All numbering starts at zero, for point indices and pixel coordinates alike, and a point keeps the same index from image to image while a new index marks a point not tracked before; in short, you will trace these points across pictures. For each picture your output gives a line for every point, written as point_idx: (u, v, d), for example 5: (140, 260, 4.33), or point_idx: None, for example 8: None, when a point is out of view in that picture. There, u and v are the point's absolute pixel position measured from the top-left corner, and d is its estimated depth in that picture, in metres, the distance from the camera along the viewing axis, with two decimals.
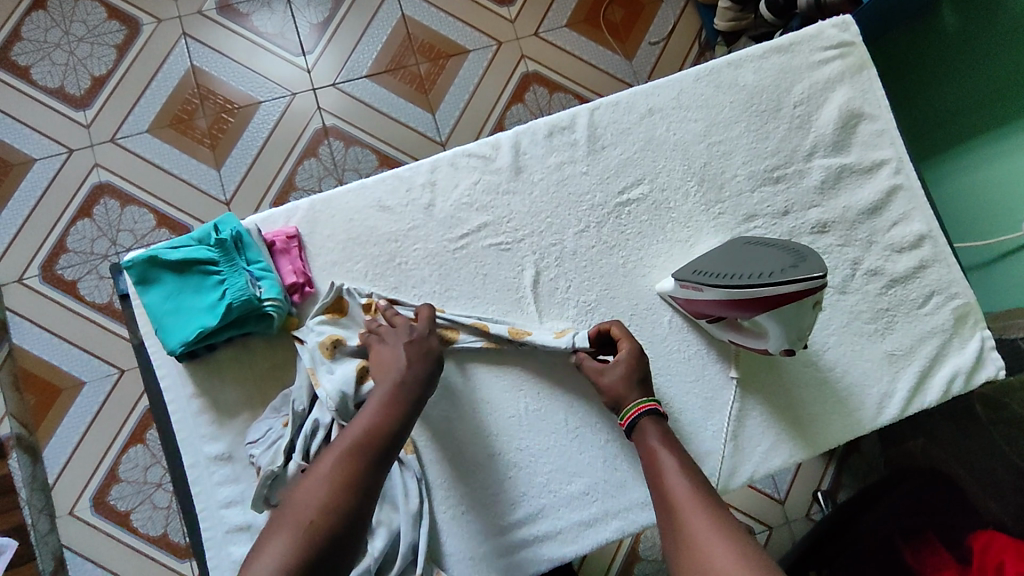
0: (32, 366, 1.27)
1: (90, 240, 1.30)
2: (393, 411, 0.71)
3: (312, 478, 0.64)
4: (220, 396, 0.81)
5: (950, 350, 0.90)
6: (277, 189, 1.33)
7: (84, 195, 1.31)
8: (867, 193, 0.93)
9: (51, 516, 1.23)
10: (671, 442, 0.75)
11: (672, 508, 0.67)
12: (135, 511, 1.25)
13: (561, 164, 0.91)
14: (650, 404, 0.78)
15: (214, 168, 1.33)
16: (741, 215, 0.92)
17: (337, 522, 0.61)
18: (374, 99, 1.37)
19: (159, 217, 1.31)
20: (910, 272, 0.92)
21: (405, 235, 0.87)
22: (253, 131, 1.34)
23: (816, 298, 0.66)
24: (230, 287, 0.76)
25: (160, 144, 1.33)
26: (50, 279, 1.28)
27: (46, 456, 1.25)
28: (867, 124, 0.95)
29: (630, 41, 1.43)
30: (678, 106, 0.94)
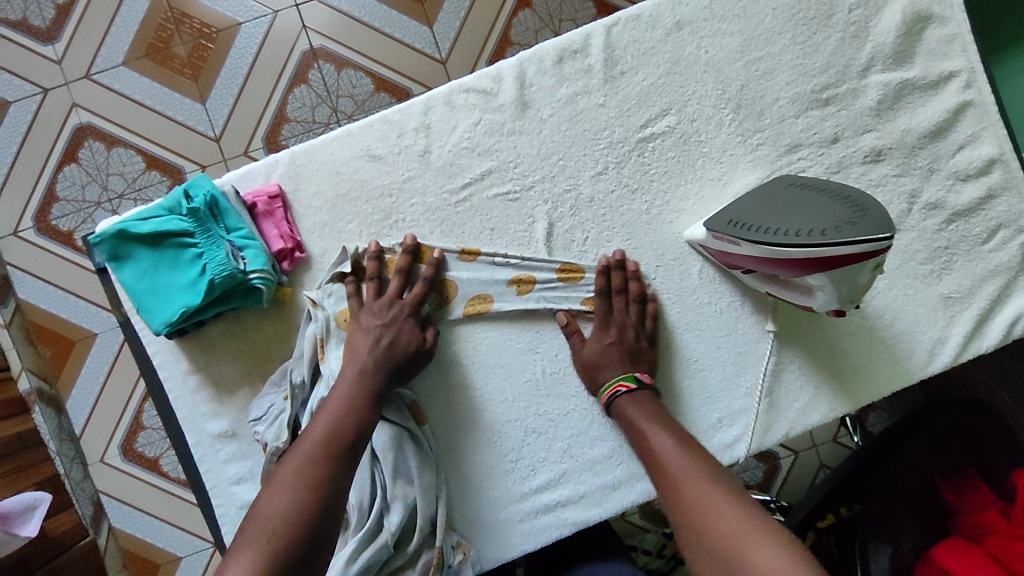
0: (43, 320, 1.22)
1: (80, 187, 1.21)
2: (355, 408, 0.67)
3: (270, 492, 0.59)
4: (217, 372, 0.76)
5: (1015, 289, 0.81)
6: (268, 121, 1.22)
7: (66, 139, 1.21)
8: (930, 113, 0.81)
9: (83, 464, 1.24)
10: (669, 427, 0.71)
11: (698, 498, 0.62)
12: (164, 456, 1.25)
13: (574, 96, 0.79)
14: (622, 383, 0.74)
15: (200, 102, 1.21)
16: (783, 145, 0.80)
17: (310, 522, 0.58)
18: (363, 13, 1.21)
19: (148, 159, 1.21)
20: (975, 204, 0.81)
21: (401, 187, 0.78)
22: (236, 58, 1.21)
23: (877, 259, 0.59)
24: (210, 261, 0.68)
25: (139, 78, 1.21)
26: (45, 230, 1.22)
27: (70, 406, 1.24)
28: (936, 29, 0.81)
29: None
30: (710, 17, 0.80)
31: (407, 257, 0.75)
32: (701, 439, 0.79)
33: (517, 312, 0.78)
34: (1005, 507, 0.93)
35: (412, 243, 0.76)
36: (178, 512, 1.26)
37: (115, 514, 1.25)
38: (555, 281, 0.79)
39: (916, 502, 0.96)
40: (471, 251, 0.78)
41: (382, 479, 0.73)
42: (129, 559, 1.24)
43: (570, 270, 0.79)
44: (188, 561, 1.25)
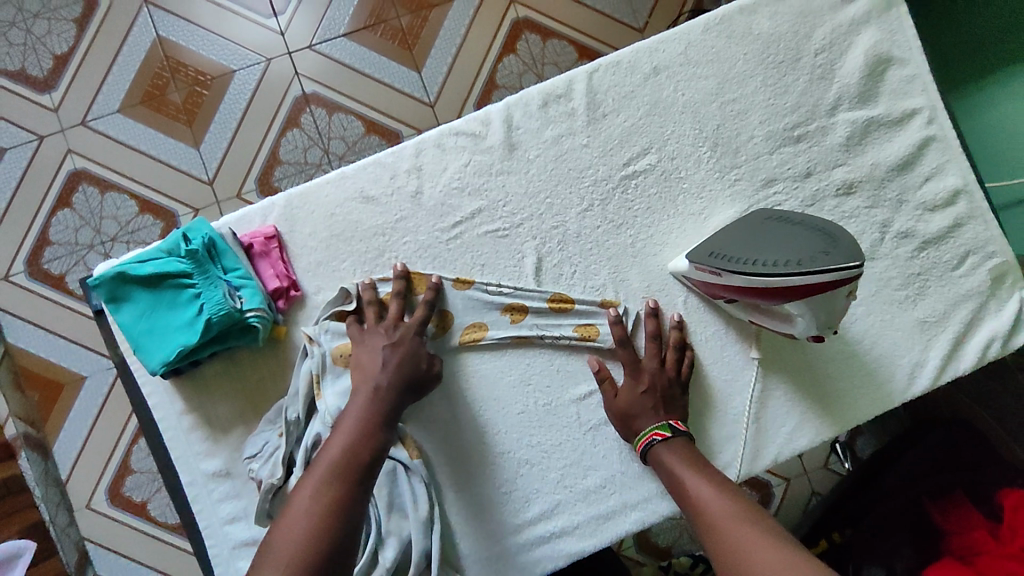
0: (32, 364, 1.22)
1: (73, 231, 1.23)
2: (368, 430, 0.67)
3: (289, 515, 0.60)
4: (212, 411, 0.76)
5: (986, 313, 0.84)
6: (262, 165, 1.25)
7: (61, 184, 1.23)
8: (896, 148, 0.85)
9: (69, 510, 1.22)
10: (706, 474, 0.70)
11: (711, 523, 0.65)
12: (152, 501, 1.24)
13: (559, 137, 0.83)
14: (657, 432, 0.75)
15: (194, 146, 1.25)
16: (758, 181, 0.84)
17: (325, 548, 0.57)
18: (354, 61, 1.27)
19: (142, 203, 1.24)
20: (944, 232, 0.85)
21: (394, 227, 0.81)
22: (231, 103, 1.25)
23: (850, 286, 0.61)
24: (208, 300, 0.70)
25: (135, 125, 1.24)
26: (36, 274, 1.23)
27: (56, 452, 1.23)
28: (896, 70, 0.86)
29: None
30: (685, 62, 0.85)
31: (400, 282, 0.78)
32: None
33: (508, 341, 0.80)
34: (993, 527, 0.91)
35: (402, 270, 0.78)
36: (166, 558, 1.24)
37: (99, 562, 1.23)
38: (547, 310, 0.81)
39: (903, 523, 0.98)
40: (465, 281, 0.80)
41: (377, 514, 0.73)
42: None
43: (560, 300, 0.81)
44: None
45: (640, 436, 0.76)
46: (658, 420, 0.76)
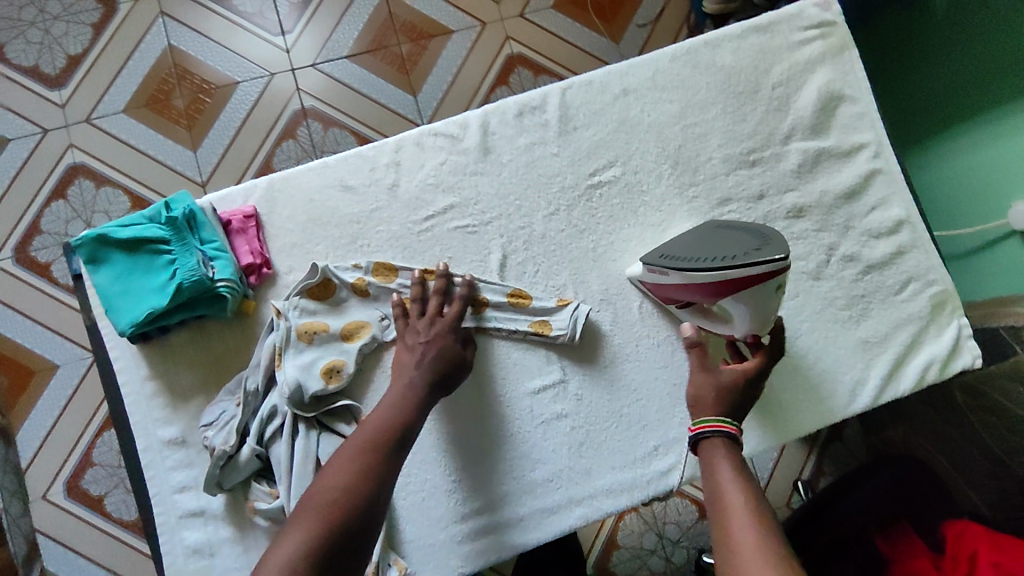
0: (8, 350, 1.25)
1: (64, 222, 1.27)
2: (411, 405, 0.71)
3: (332, 467, 0.64)
4: (174, 379, 0.78)
5: (926, 337, 0.88)
6: (255, 171, 1.31)
7: (60, 175, 1.28)
8: (844, 178, 0.91)
9: (24, 500, 1.23)
10: (751, 494, 0.61)
11: (731, 547, 0.56)
12: (108, 496, 1.23)
13: (531, 145, 0.89)
14: (730, 425, 0.69)
15: (192, 150, 1.30)
16: (715, 199, 0.89)
17: (362, 503, 0.61)
18: (353, 80, 1.34)
19: (134, 199, 1.28)
20: (888, 258, 0.90)
21: (368, 216, 0.85)
22: (232, 111, 1.32)
23: (780, 281, 0.65)
24: (180, 266, 0.73)
25: (137, 124, 1.30)
26: (23, 261, 1.27)
27: (19, 439, 1.24)
28: (847, 107, 0.93)
29: (616, 24, 1.41)
30: (653, 87, 0.91)
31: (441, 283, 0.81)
32: (638, 467, 0.83)
33: (469, 331, 0.83)
34: (936, 560, 0.92)
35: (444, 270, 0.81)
36: (117, 556, 1.23)
37: (48, 555, 1.22)
38: (506, 305, 0.84)
39: (849, 554, 0.94)
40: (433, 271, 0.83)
41: None
42: None
43: (519, 295, 0.84)
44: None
45: (699, 420, 0.70)
46: (722, 413, 0.70)
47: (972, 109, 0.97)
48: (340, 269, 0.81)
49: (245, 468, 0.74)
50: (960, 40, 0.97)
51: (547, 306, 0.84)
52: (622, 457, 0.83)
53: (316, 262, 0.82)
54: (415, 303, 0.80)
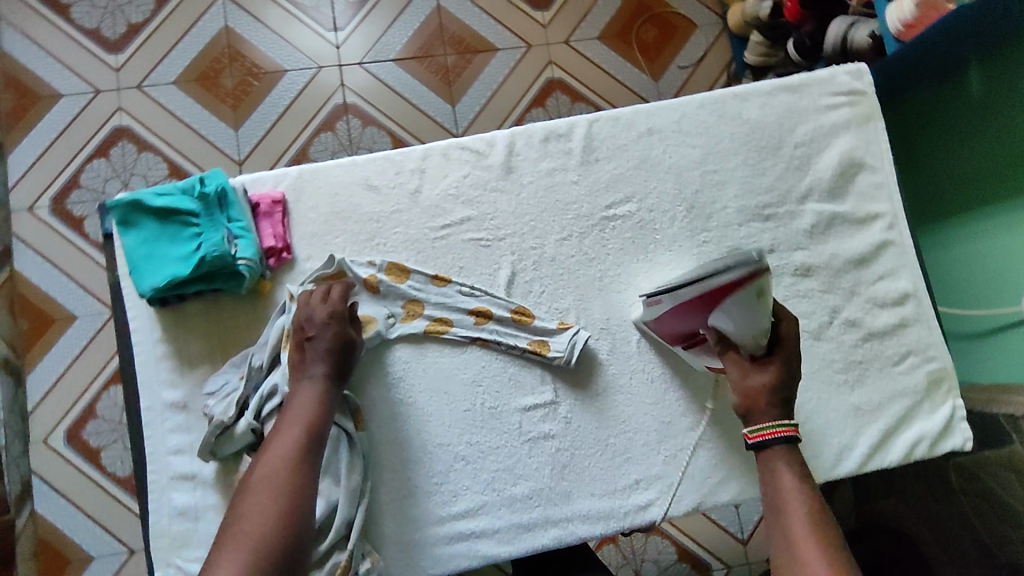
0: (31, 295, 1.32)
1: (102, 180, 1.34)
2: (316, 414, 0.73)
3: (250, 491, 0.67)
4: (184, 345, 0.82)
5: (918, 413, 0.90)
6: (289, 158, 1.37)
7: (103, 136, 1.35)
8: (854, 245, 0.93)
9: (25, 441, 1.28)
10: (808, 493, 0.70)
11: (791, 547, 0.67)
12: (107, 449, 1.30)
13: (553, 170, 0.92)
14: (790, 428, 0.74)
15: (233, 129, 1.37)
16: (725, 247, 0.92)
17: (285, 525, 0.65)
18: (397, 84, 1.41)
19: (172, 168, 1.35)
20: (889, 329, 0.92)
21: (388, 217, 0.89)
22: (276, 98, 1.38)
23: (757, 293, 0.70)
24: (205, 241, 0.77)
25: (184, 98, 1.37)
26: (58, 212, 1.33)
27: (29, 381, 1.30)
28: (866, 175, 0.95)
29: (659, 63, 1.50)
30: (677, 130, 0.94)
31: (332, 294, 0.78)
32: (618, 497, 0.84)
33: (470, 341, 0.87)
34: None
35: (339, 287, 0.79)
36: (104, 509, 1.29)
37: (40, 498, 1.29)
38: (508, 319, 0.87)
39: None
40: (443, 279, 0.87)
41: None
42: (41, 547, 1.27)
43: (521, 313, 0.88)
44: (98, 563, 1.27)
45: (756, 428, 0.75)
46: (781, 418, 0.75)
47: (995, 194, 0.99)
48: (354, 263, 0.86)
49: (239, 441, 0.77)
50: (992, 127, 0.98)
51: (548, 327, 0.87)
52: (603, 485, 0.84)
53: (333, 253, 0.86)
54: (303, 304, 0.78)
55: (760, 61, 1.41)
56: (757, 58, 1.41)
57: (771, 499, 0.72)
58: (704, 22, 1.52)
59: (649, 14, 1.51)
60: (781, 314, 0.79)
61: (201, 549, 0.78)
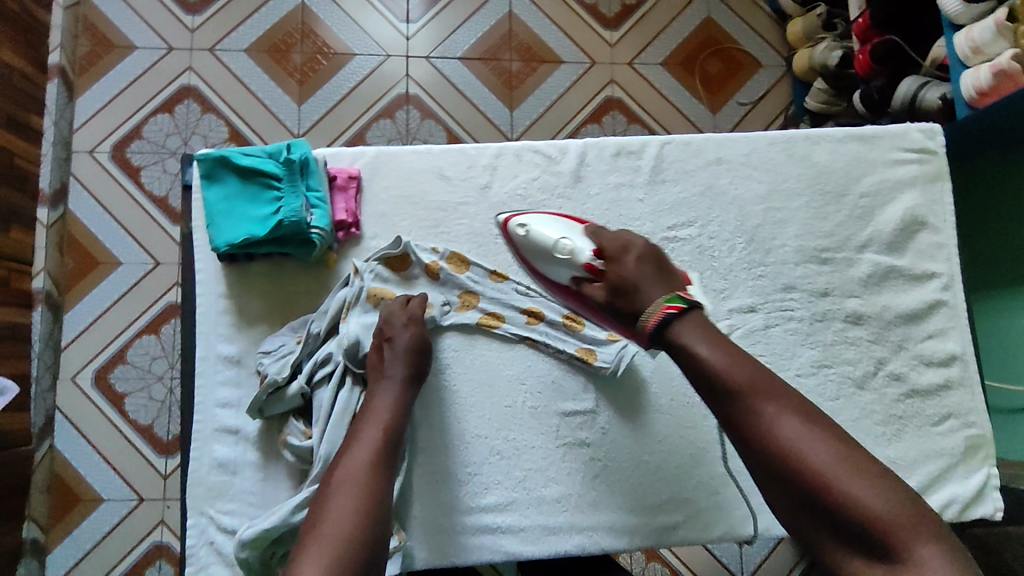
0: (80, 236, 1.35)
1: (164, 134, 1.39)
2: (395, 418, 0.75)
3: (335, 494, 0.67)
4: (245, 303, 0.84)
5: (952, 475, 0.90)
6: (346, 139, 1.39)
7: (169, 92, 1.39)
8: (906, 300, 0.94)
9: (55, 376, 1.31)
10: (726, 349, 0.68)
11: (753, 425, 0.64)
12: (130, 396, 1.32)
13: (619, 185, 0.93)
14: (669, 305, 0.72)
15: (296, 102, 1.39)
16: (779, 284, 0.93)
17: (371, 524, 0.66)
18: (461, 82, 1.44)
19: (232, 132, 1.39)
20: (933, 388, 0.92)
21: (456, 207, 0.91)
22: (341, 79, 1.41)
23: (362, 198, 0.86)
24: (284, 206, 0.79)
25: (253, 66, 1.40)
26: (117, 158, 1.37)
27: (66, 319, 1.33)
28: (927, 234, 0.96)
29: (719, 97, 1.52)
30: (746, 163, 0.95)
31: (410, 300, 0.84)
32: (644, 515, 0.85)
33: (519, 340, 0.89)
34: None
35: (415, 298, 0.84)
36: (121, 453, 1.31)
37: (60, 433, 1.30)
38: (559, 323, 0.89)
39: None
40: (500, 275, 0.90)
41: None
42: (54, 483, 1.29)
43: (573, 319, 0.90)
44: (108, 505, 1.29)
45: (648, 317, 0.73)
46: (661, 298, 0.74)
47: None
48: (418, 247, 0.88)
49: (288, 402, 0.80)
50: None
51: (597, 336, 0.89)
52: (630, 499, 0.86)
53: (400, 235, 0.88)
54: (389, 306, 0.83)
55: (820, 108, 1.40)
56: (819, 106, 1.40)
57: (717, 386, 0.66)
58: (769, 63, 1.54)
59: (715, 48, 1.53)
60: (608, 242, 0.82)
61: (234, 503, 0.81)
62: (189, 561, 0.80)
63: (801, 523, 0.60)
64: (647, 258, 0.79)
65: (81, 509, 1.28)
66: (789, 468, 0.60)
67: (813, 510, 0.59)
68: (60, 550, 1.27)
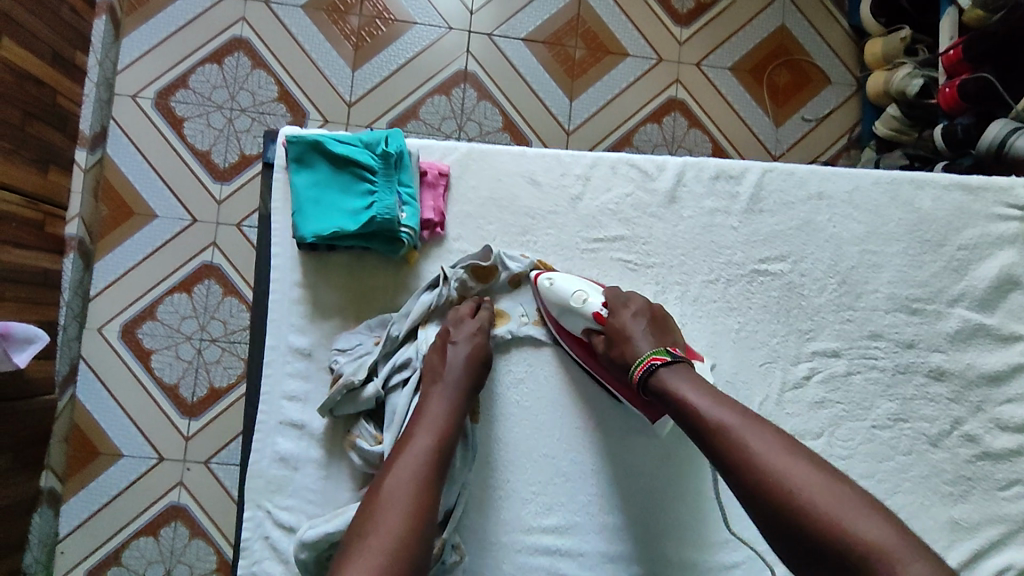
0: (118, 183, 1.25)
1: (211, 86, 1.28)
2: (447, 426, 0.72)
3: (385, 501, 0.64)
4: (322, 294, 0.82)
5: (1013, 541, 0.87)
6: (397, 113, 1.30)
7: (220, 43, 1.29)
8: (992, 361, 0.91)
9: (81, 325, 1.20)
10: (708, 388, 0.69)
11: (742, 462, 0.63)
12: (157, 353, 1.21)
13: (714, 210, 0.89)
14: (656, 356, 0.74)
15: (350, 68, 1.30)
16: (866, 331, 0.90)
17: (419, 539, 0.62)
18: (522, 65, 1.34)
19: (282, 91, 1.29)
20: (1006, 452, 0.89)
21: (545, 215, 0.87)
22: (400, 48, 1.32)
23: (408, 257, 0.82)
24: (378, 201, 0.76)
25: (309, 25, 1.31)
26: (161, 107, 1.27)
27: (97, 268, 1.23)
28: (1020, 295, 0.92)
29: (785, 108, 1.38)
30: (847, 202, 0.92)
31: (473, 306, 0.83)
32: (706, 552, 0.83)
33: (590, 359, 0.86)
34: None
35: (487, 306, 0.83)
36: (142, 410, 1.20)
37: (81, 386, 1.20)
38: None
39: None
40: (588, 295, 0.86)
41: None
42: (71, 436, 1.18)
43: None
44: (126, 462, 1.19)
45: (637, 363, 0.75)
46: (652, 347, 0.76)
47: None
48: (508, 255, 0.85)
49: (361, 405, 0.77)
50: None
51: None
52: (691, 534, 0.83)
53: (488, 244, 0.85)
54: (461, 309, 0.82)
55: (889, 135, 1.27)
56: (888, 132, 1.28)
57: (701, 424, 0.66)
58: (837, 79, 1.39)
59: (784, 57, 1.39)
60: (609, 290, 0.83)
61: (293, 499, 0.78)
62: (243, 555, 0.76)
63: (803, 562, 0.59)
64: (645, 313, 0.80)
65: (98, 464, 1.18)
66: (778, 507, 0.60)
67: (805, 549, 0.58)
68: (74, 503, 1.17)
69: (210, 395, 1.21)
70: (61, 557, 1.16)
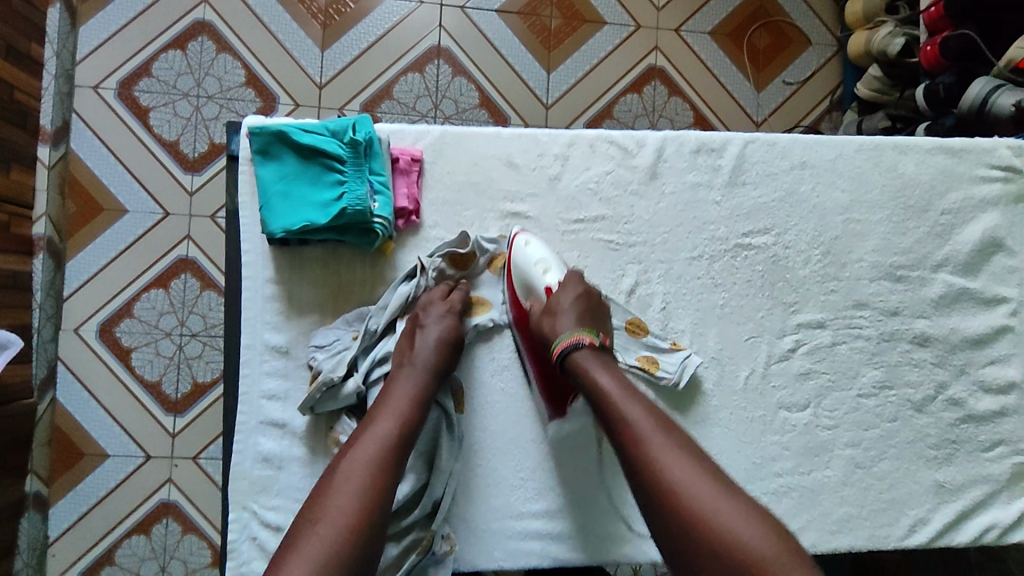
0: (83, 177, 1.20)
1: (175, 74, 1.23)
2: (411, 408, 0.69)
3: (341, 482, 0.61)
4: (297, 290, 0.80)
5: (995, 500, 0.88)
6: (369, 94, 1.25)
7: (182, 27, 1.23)
8: (976, 324, 0.90)
9: (55, 327, 1.17)
10: (609, 364, 0.71)
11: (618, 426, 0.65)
12: (137, 351, 1.19)
13: (697, 185, 0.88)
14: (585, 336, 0.73)
15: (319, 48, 1.25)
16: (851, 301, 0.89)
17: (376, 522, 0.59)
18: (497, 38, 1.29)
19: (249, 76, 1.24)
20: (990, 414, 0.90)
21: (523, 198, 0.85)
22: (369, 25, 1.27)
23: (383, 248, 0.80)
24: (348, 192, 0.73)
25: (274, 3, 1.25)
26: (124, 97, 1.21)
27: (69, 267, 1.19)
28: (1002, 257, 0.92)
29: (765, 72, 1.35)
30: (831, 169, 0.90)
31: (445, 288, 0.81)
32: None
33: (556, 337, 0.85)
34: None
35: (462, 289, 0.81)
36: (125, 410, 1.18)
37: (60, 389, 1.17)
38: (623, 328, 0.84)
39: None
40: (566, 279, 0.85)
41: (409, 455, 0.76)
42: (54, 440, 1.16)
43: (635, 325, 0.84)
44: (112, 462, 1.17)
45: (559, 339, 0.74)
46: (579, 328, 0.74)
47: None
48: (485, 238, 0.83)
49: (342, 401, 0.75)
50: None
51: (661, 345, 0.84)
52: None
53: (464, 230, 0.83)
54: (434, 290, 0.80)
55: (869, 96, 1.26)
56: (869, 93, 1.25)
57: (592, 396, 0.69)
58: (818, 40, 1.36)
59: (764, 19, 1.36)
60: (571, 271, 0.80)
61: (279, 498, 0.77)
62: (231, 557, 0.75)
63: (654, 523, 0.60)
64: (586, 300, 0.77)
65: (84, 466, 1.16)
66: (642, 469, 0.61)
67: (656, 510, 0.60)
68: (62, 505, 1.16)
69: (194, 391, 1.19)
70: (53, 559, 1.15)
